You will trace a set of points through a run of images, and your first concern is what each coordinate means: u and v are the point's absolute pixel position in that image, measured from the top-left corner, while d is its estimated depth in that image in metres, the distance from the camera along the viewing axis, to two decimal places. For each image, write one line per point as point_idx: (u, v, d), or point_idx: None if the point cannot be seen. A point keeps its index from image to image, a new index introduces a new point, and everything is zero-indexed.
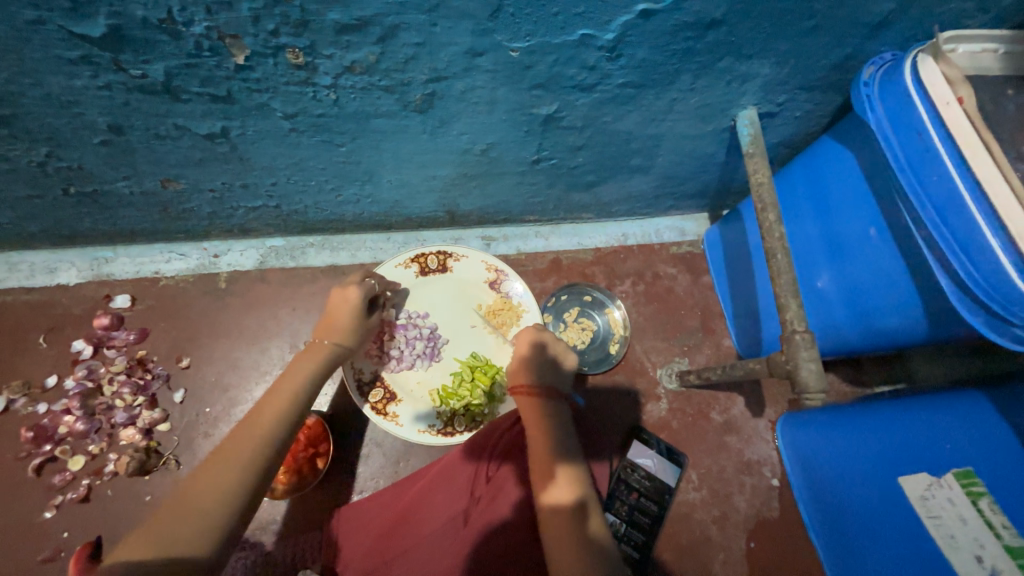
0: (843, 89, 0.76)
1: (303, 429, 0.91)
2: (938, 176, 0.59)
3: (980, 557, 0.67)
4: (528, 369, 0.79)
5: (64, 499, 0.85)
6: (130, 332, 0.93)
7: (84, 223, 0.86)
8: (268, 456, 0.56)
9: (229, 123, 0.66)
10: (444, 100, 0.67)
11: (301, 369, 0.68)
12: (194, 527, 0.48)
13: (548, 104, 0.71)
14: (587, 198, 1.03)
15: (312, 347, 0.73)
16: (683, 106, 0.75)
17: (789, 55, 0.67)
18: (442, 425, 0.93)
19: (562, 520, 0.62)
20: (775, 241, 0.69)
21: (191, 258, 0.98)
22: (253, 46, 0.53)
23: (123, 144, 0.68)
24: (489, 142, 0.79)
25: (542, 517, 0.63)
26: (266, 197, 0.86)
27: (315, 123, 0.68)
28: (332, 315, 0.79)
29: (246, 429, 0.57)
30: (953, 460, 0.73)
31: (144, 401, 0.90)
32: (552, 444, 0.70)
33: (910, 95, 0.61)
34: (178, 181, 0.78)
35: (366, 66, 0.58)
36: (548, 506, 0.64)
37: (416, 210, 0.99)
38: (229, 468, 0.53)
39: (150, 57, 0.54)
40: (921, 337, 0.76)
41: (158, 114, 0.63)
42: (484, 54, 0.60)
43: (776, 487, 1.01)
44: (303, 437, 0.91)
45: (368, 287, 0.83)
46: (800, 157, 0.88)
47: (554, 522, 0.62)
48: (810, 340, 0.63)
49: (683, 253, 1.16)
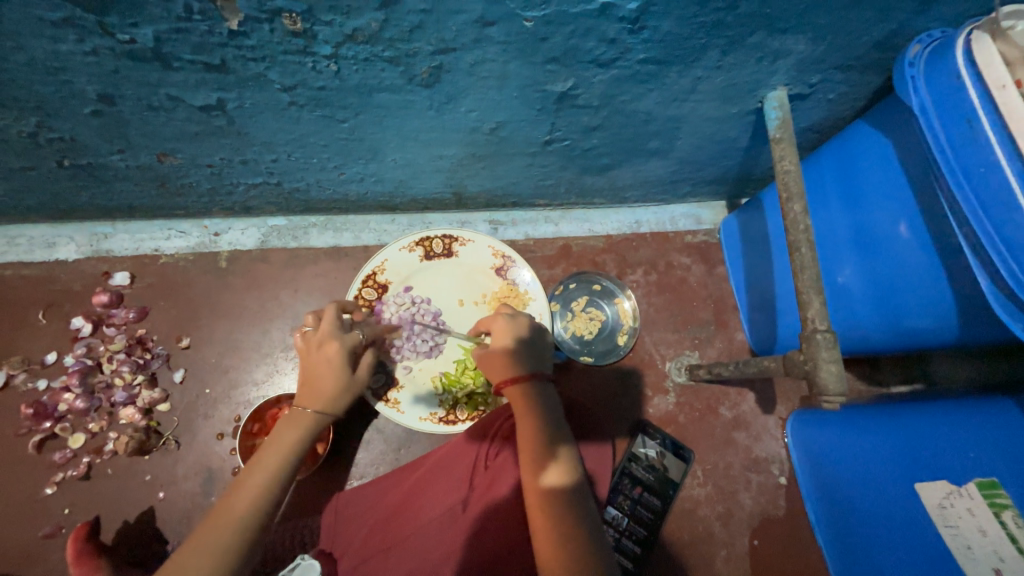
0: (884, 70, 0.70)
1: None
2: (985, 166, 0.54)
3: (998, 570, 0.63)
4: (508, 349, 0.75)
5: (65, 476, 0.85)
6: (129, 310, 0.91)
7: (81, 197, 0.83)
8: (247, 538, 0.58)
9: (224, 95, 0.63)
10: (452, 74, 0.63)
11: (285, 443, 0.66)
12: None
13: (562, 80, 0.66)
14: (600, 182, 0.98)
15: (296, 414, 0.70)
16: (707, 86, 0.70)
17: (828, 30, 0.61)
18: (445, 413, 0.91)
19: (547, 514, 0.62)
20: (800, 234, 0.65)
21: (191, 235, 0.95)
22: (247, 10, 0.49)
23: (114, 116, 0.65)
24: (498, 120, 0.74)
25: (537, 503, 0.63)
26: (267, 173, 0.83)
27: (315, 97, 0.65)
28: (313, 372, 0.73)
29: (221, 518, 0.58)
30: (978, 469, 0.69)
31: (143, 380, 0.89)
32: (538, 430, 0.68)
33: (961, 78, 0.56)
34: (175, 156, 0.75)
35: (369, 34, 0.54)
36: (542, 491, 0.63)
37: (421, 191, 0.95)
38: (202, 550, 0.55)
39: (138, 21, 0.50)
40: (951, 340, 0.72)
41: (150, 83, 0.59)
42: (496, 24, 0.55)
43: (783, 485, 0.99)
44: None
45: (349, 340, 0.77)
46: (830, 143, 0.82)
47: (538, 515, 0.62)
48: (832, 340, 0.60)
49: (697, 243, 1.12)
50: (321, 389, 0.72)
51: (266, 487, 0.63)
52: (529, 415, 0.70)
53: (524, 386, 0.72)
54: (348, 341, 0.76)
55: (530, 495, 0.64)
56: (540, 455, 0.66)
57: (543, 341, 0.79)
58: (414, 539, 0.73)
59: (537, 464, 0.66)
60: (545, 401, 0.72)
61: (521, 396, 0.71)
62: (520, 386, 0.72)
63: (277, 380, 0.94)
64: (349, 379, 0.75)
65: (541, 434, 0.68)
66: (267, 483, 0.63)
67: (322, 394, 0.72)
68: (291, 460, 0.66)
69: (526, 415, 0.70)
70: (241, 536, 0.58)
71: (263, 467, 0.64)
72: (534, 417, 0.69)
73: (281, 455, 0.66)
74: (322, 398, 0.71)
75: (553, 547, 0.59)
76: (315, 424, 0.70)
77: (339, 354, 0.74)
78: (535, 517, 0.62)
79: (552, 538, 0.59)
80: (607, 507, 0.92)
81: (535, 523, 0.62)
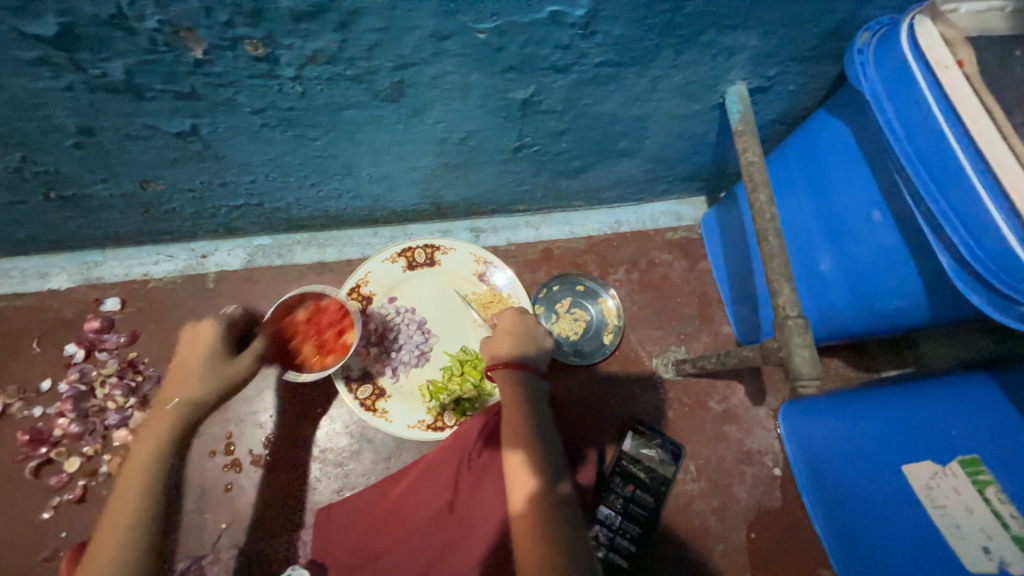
0: (838, 59, 0.72)
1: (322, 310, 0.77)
2: (936, 145, 0.55)
3: (988, 548, 0.64)
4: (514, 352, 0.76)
5: (61, 500, 0.86)
6: (120, 335, 0.92)
7: (70, 227, 0.86)
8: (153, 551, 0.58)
9: (198, 121, 0.66)
10: (415, 87, 0.66)
11: (138, 466, 0.60)
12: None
13: (523, 87, 0.69)
14: (576, 185, 1.00)
15: (159, 411, 0.63)
16: (667, 84, 0.72)
17: (776, 25, 0.63)
18: (432, 419, 0.91)
19: (539, 525, 0.60)
20: (766, 222, 0.66)
21: (179, 259, 0.97)
22: (210, 38, 0.53)
23: (95, 147, 0.67)
24: (467, 130, 0.77)
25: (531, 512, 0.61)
26: (246, 195, 0.85)
27: (285, 118, 0.68)
28: (181, 359, 0.67)
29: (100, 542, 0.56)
30: (959, 447, 0.67)
31: (135, 402, 0.90)
32: (535, 433, 0.68)
33: (907, 61, 0.57)
34: (157, 182, 0.77)
35: (330, 54, 0.58)
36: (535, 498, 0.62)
37: (399, 203, 0.97)
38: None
39: (108, 56, 0.53)
40: (923, 320, 0.72)
41: (126, 113, 0.62)
42: (451, 38, 0.58)
43: (778, 476, 0.98)
44: (322, 316, 0.77)
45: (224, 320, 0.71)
46: (795, 134, 0.84)
47: (527, 524, 0.60)
48: (803, 326, 0.61)
49: (678, 239, 1.13)
50: (186, 376, 0.65)
51: (151, 475, 0.60)
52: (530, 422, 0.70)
53: (523, 394, 0.73)
54: (230, 317, 0.72)
55: (521, 503, 0.62)
56: (535, 463, 0.65)
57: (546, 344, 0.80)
58: (405, 542, 0.73)
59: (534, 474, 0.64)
60: (541, 415, 0.72)
61: (519, 398, 0.72)
62: (515, 386, 0.73)
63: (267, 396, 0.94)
64: (226, 362, 0.67)
65: (536, 439, 0.68)
66: (139, 500, 0.58)
67: (184, 386, 0.64)
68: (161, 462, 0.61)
69: (523, 420, 0.70)
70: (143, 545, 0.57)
71: (123, 490, 0.59)
72: (525, 419, 0.70)
73: (150, 453, 0.61)
74: (184, 391, 0.64)
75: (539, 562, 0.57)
76: (178, 419, 0.63)
77: (200, 330, 0.68)
78: (522, 525, 0.61)
79: (540, 549, 0.58)
80: (598, 506, 0.92)
81: (523, 530, 0.60)
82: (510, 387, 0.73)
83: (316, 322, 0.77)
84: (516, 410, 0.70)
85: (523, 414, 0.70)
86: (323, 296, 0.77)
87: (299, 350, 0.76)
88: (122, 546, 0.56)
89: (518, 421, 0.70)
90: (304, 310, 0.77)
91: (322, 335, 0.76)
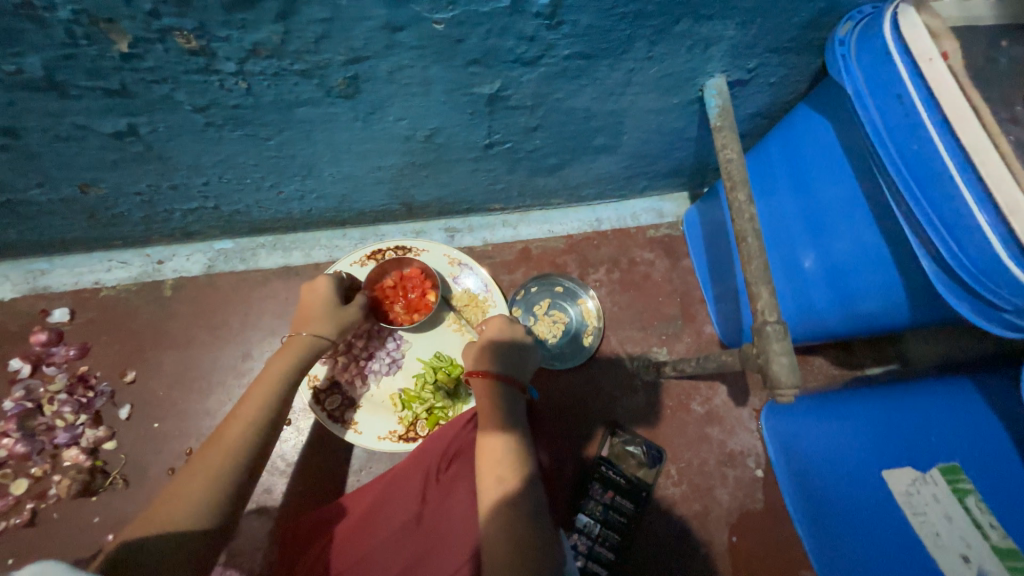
0: (820, 51, 0.68)
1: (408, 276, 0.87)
2: (919, 141, 0.53)
3: (967, 557, 0.62)
4: (495, 356, 0.76)
5: (7, 525, 0.80)
6: (70, 348, 0.87)
7: (9, 234, 0.80)
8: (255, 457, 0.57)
9: (135, 120, 0.60)
10: (372, 83, 0.61)
11: (273, 375, 0.65)
12: (204, 492, 0.52)
13: (489, 81, 0.64)
14: (553, 183, 0.96)
15: (290, 341, 0.71)
16: (642, 78, 0.68)
17: (753, 14, 0.59)
18: (405, 430, 0.88)
19: (505, 523, 0.56)
20: (745, 223, 0.63)
21: (133, 265, 0.92)
22: (134, 30, 0.48)
23: (22, 149, 0.62)
24: (432, 127, 0.72)
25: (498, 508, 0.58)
26: (201, 198, 0.80)
27: (232, 116, 0.63)
28: (305, 304, 0.75)
29: (210, 451, 0.56)
30: (941, 454, 0.66)
31: (86, 419, 0.85)
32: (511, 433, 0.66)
33: (889, 53, 0.54)
34: (98, 186, 0.72)
35: (273, 48, 0.53)
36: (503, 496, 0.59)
37: (368, 203, 0.92)
38: (195, 484, 0.52)
39: (20, 50, 0.48)
40: (905, 322, 0.70)
41: (51, 113, 0.57)
42: (405, 29, 0.53)
43: (760, 478, 0.96)
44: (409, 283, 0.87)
45: (336, 279, 0.80)
46: (776, 128, 0.81)
47: (490, 513, 0.58)
48: (782, 331, 0.59)
49: (660, 236, 1.09)
50: (312, 314, 0.73)
51: (276, 389, 0.63)
52: (504, 417, 0.69)
53: (501, 392, 0.72)
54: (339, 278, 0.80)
55: (487, 497, 0.59)
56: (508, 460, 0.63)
57: (530, 354, 0.79)
58: (368, 561, 0.65)
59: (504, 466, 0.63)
60: (517, 413, 0.71)
61: (497, 396, 0.71)
62: (492, 393, 0.72)
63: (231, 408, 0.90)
64: (339, 309, 0.75)
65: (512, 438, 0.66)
66: (260, 413, 0.60)
67: (314, 319, 0.72)
68: (286, 384, 0.65)
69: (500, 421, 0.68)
70: (259, 445, 0.58)
71: (253, 397, 0.62)
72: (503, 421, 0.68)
73: (278, 373, 0.65)
74: (314, 323, 0.72)
75: (501, 552, 0.54)
76: (310, 345, 0.70)
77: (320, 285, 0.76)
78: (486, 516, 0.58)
79: (504, 537, 0.55)
80: (576, 515, 0.91)
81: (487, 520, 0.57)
82: (490, 392, 0.72)
83: (401, 286, 0.87)
84: (493, 412, 0.69)
85: (500, 411, 0.70)
86: (407, 265, 0.87)
87: (390, 309, 0.86)
88: (229, 460, 0.55)
89: (495, 421, 0.68)
90: (388, 278, 0.87)
91: (408, 297, 0.87)
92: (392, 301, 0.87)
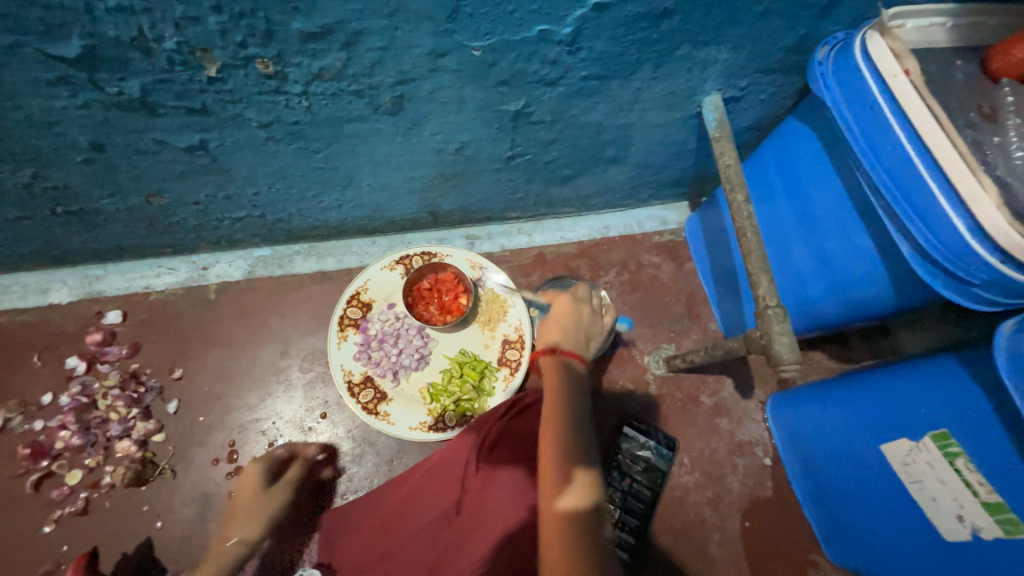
0: (803, 71, 0.78)
1: (443, 280, 0.97)
2: (891, 145, 0.61)
3: (961, 516, 0.66)
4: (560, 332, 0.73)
5: (63, 513, 0.85)
6: (123, 347, 0.93)
7: (74, 242, 0.87)
8: None
9: (207, 136, 0.69)
10: (414, 101, 0.70)
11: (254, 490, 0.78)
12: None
13: (514, 100, 0.74)
14: (566, 192, 1.05)
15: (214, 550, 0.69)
16: (648, 96, 0.78)
17: (744, 40, 0.69)
18: (434, 420, 0.93)
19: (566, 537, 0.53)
20: (745, 220, 0.71)
21: (181, 271, 0.99)
22: (223, 58, 0.57)
23: (105, 162, 0.70)
24: (462, 140, 0.81)
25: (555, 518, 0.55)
26: (250, 207, 0.88)
27: (290, 131, 0.71)
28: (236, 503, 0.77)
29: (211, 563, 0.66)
30: (930, 422, 0.69)
31: (138, 413, 0.90)
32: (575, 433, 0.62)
33: (860, 70, 0.63)
34: (162, 196, 0.80)
35: (334, 72, 0.62)
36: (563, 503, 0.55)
37: (398, 213, 1.01)
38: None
39: (125, 75, 0.57)
40: (894, 308, 0.77)
41: (138, 129, 0.65)
42: (447, 55, 0.62)
43: (768, 466, 1.01)
44: (445, 287, 0.96)
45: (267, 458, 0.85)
46: (768, 140, 0.90)
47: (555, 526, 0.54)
48: (782, 314, 0.66)
49: (665, 241, 1.18)
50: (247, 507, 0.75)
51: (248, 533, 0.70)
52: (573, 453, 0.60)
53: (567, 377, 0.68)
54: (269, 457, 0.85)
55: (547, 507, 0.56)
56: (571, 461, 0.59)
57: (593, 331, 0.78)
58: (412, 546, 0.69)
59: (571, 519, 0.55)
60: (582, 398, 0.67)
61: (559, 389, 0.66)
62: (558, 380, 0.67)
63: (269, 404, 0.95)
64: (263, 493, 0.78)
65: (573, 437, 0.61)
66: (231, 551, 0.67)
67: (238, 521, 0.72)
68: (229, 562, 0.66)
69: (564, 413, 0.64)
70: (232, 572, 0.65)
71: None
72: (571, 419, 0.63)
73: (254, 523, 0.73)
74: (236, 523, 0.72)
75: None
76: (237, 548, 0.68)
77: (258, 468, 0.82)
78: (549, 524, 0.54)
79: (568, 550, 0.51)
80: None
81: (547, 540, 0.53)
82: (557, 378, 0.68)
83: (437, 288, 0.96)
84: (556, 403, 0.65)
85: (564, 407, 0.64)
86: (443, 270, 0.97)
87: (426, 309, 0.95)
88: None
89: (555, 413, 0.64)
90: (425, 280, 0.97)
91: (442, 299, 0.96)
92: (427, 302, 0.96)
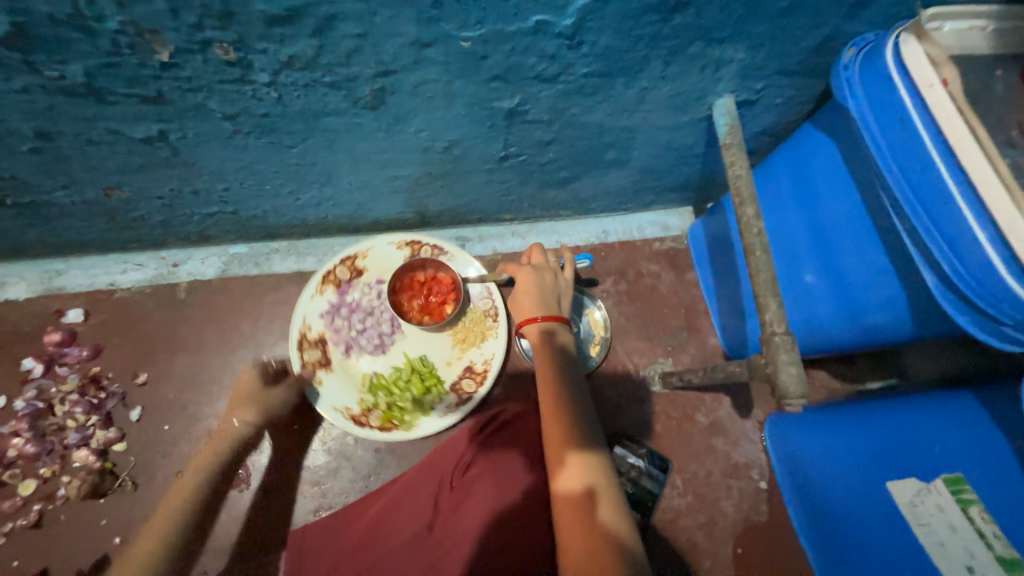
0: (824, 74, 0.71)
1: (439, 281, 0.90)
2: (921, 163, 0.55)
3: (971, 568, 0.61)
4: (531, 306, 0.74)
5: (14, 526, 0.80)
6: (83, 349, 0.88)
7: (29, 235, 0.81)
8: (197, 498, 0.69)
9: (166, 126, 0.62)
10: (397, 95, 0.63)
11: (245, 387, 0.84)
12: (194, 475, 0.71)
13: (508, 97, 0.67)
14: (563, 195, 0.99)
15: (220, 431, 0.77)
16: (655, 96, 0.71)
17: (764, 38, 0.62)
18: (359, 411, 0.88)
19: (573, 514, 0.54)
20: (754, 237, 0.65)
21: (148, 268, 0.93)
22: (176, 42, 0.50)
23: (53, 152, 0.64)
24: (451, 138, 0.75)
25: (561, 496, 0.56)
26: (220, 203, 0.82)
27: (260, 124, 0.65)
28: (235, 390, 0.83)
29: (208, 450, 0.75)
30: (942, 464, 0.69)
31: (97, 420, 0.85)
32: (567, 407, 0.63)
33: (891, 77, 0.57)
34: (122, 189, 0.74)
35: (306, 61, 0.55)
36: (565, 479, 0.57)
37: (382, 212, 0.94)
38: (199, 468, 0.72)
39: (65, 57, 0.50)
40: (909, 334, 0.72)
41: (86, 117, 0.59)
42: (433, 45, 0.56)
43: (764, 490, 0.97)
44: (438, 287, 0.90)
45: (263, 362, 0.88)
46: (782, 146, 0.84)
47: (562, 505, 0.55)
48: (790, 342, 0.60)
49: (666, 249, 1.12)
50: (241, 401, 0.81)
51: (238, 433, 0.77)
52: (571, 430, 0.61)
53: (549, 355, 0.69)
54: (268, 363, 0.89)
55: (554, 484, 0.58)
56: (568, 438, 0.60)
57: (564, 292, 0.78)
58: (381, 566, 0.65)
59: (586, 501, 0.55)
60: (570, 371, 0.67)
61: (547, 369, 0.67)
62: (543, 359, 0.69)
63: None
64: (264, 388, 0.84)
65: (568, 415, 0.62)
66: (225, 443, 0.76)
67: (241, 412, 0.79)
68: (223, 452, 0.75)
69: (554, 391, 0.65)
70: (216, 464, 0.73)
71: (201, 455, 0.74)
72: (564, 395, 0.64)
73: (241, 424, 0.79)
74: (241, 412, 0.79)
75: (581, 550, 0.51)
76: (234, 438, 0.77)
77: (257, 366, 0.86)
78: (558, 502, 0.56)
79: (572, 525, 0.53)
80: None
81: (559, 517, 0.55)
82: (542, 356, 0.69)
83: (428, 287, 0.90)
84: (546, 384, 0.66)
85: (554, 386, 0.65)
86: (443, 270, 0.90)
87: (409, 301, 0.89)
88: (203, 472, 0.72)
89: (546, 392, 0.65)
90: (423, 272, 0.90)
91: (429, 299, 0.89)
92: (412, 292, 0.90)
